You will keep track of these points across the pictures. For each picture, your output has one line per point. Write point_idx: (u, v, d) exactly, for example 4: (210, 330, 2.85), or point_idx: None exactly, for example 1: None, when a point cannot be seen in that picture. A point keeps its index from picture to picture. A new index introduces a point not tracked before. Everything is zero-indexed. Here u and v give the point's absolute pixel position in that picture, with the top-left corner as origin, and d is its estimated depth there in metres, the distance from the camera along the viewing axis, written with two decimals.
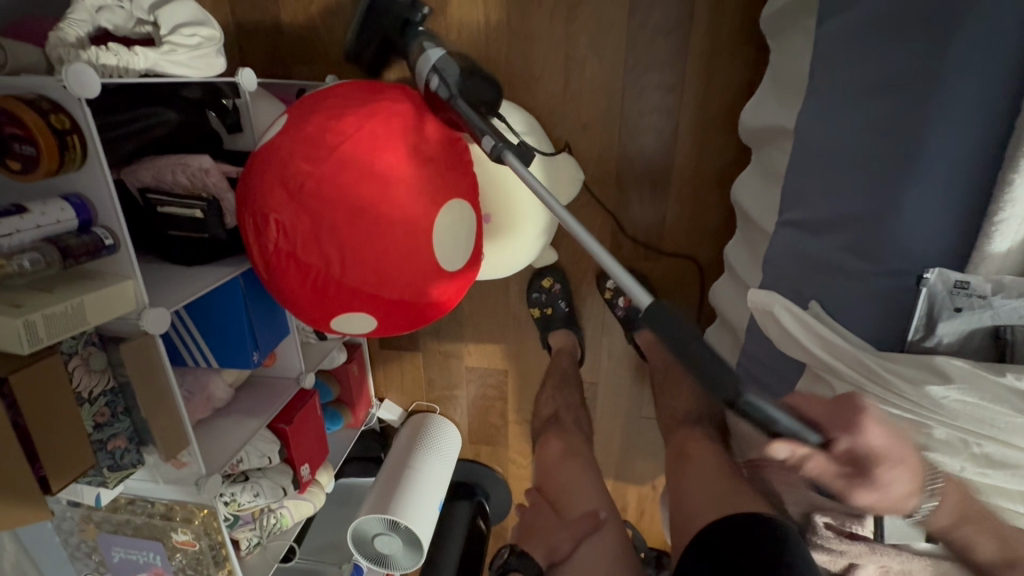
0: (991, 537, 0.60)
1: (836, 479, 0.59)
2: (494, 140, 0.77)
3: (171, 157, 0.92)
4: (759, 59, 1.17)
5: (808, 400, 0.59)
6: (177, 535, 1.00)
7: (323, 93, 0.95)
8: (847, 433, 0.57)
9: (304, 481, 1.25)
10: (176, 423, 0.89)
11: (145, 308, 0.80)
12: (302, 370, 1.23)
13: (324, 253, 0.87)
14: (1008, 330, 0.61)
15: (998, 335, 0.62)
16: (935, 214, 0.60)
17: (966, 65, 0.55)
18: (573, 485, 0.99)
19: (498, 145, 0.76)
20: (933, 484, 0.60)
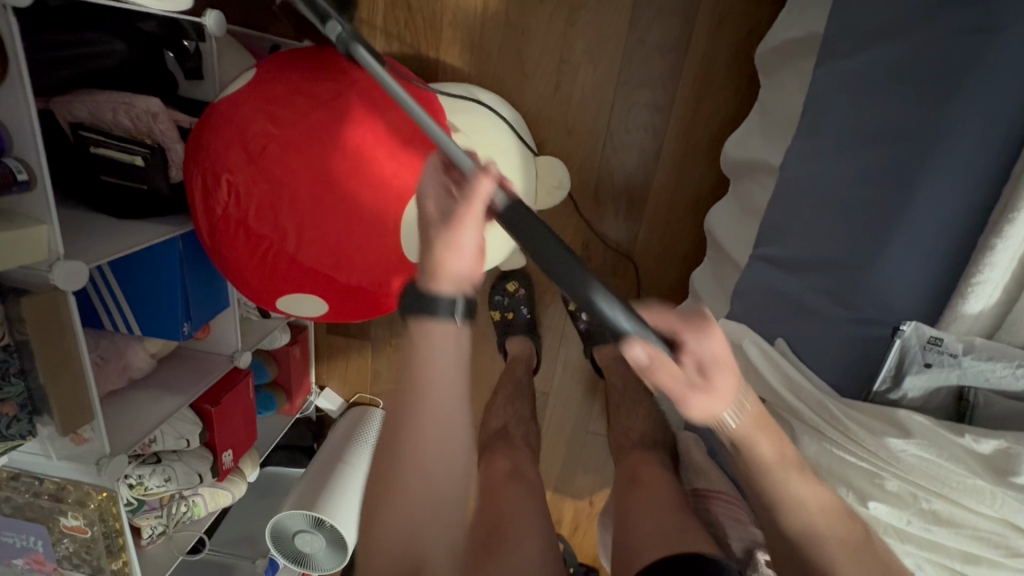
0: (773, 442, 0.61)
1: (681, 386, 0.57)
2: (340, 28, 0.72)
3: (114, 94, 0.82)
4: (748, 94, 1.18)
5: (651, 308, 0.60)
6: (66, 519, 0.87)
7: (301, 52, 0.86)
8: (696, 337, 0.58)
9: (225, 469, 1.14)
10: (80, 394, 0.78)
11: (58, 260, 0.70)
12: (238, 348, 1.12)
13: (278, 225, 0.79)
14: (971, 392, 0.60)
15: (960, 396, 0.62)
16: (913, 267, 0.60)
17: (965, 127, 0.56)
18: (518, 505, 0.85)
19: (344, 36, 0.72)
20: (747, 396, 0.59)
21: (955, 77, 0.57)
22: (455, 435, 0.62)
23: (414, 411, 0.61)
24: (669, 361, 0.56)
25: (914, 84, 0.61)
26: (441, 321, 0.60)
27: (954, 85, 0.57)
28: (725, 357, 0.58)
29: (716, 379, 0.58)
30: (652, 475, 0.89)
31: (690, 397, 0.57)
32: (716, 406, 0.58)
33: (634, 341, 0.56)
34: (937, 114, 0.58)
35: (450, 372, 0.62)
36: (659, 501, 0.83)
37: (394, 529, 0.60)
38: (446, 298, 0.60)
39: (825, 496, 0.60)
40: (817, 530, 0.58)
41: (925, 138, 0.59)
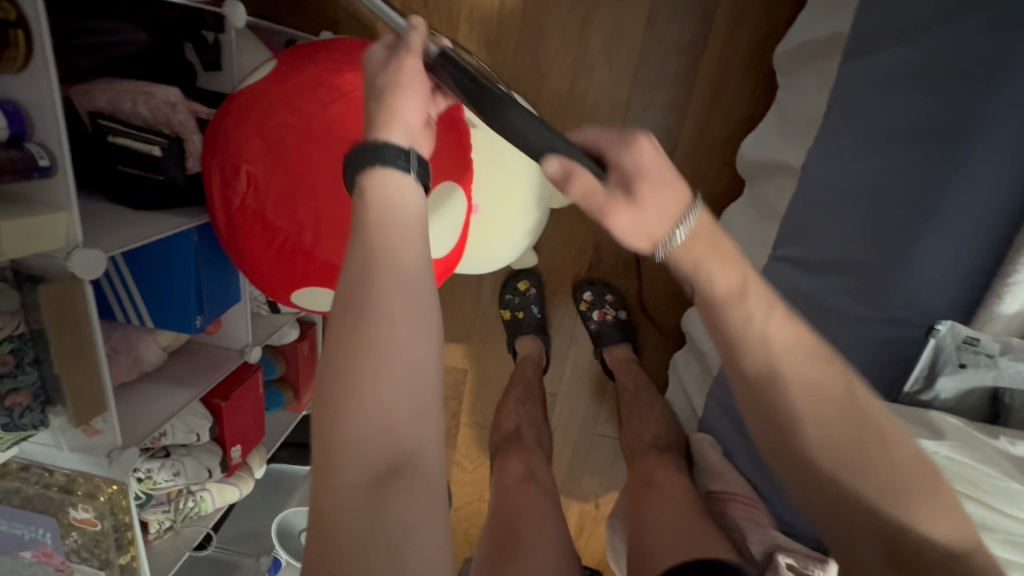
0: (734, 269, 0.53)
1: (605, 198, 0.54)
2: None
3: (132, 83, 0.82)
4: (765, 96, 1.18)
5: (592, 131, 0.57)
6: (76, 512, 0.86)
7: (320, 45, 0.86)
8: (624, 153, 0.55)
9: (233, 464, 1.13)
10: (95, 384, 0.77)
11: (76, 248, 0.69)
12: (247, 343, 1.10)
13: (296, 218, 0.79)
14: (1006, 395, 0.62)
15: (995, 397, 0.63)
16: (945, 267, 0.61)
17: (999, 125, 0.58)
18: (531, 508, 0.85)
19: None
20: (692, 213, 0.54)
21: (988, 77, 0.58)
22: (429, 301, 0.47)
23: (375, 270, 0.46)
24: (586, 175, 0.54)
25: (947, 87, 0.61)
26: (393, 171, 0.48)
27: (989, 84, 0.58)
28: (654, 169, 0.54)
29: (644, 188, 0.53)
30: (668, 478, 0.89)
31: (611, 214, 0.54)
32: (653, 224, 0.54)
33: (551, 155, 0.55)
34: (970, 112, 0.59)
35: (404, 219, 0.48)
36: (675, 507, 0.82)
37: (363, 425, 0.44)
38: (396, 145, 0.49)
39: (802, 341, 0.51)
40: (787, 378, 0.50)
41: (959, 141, 0.60)
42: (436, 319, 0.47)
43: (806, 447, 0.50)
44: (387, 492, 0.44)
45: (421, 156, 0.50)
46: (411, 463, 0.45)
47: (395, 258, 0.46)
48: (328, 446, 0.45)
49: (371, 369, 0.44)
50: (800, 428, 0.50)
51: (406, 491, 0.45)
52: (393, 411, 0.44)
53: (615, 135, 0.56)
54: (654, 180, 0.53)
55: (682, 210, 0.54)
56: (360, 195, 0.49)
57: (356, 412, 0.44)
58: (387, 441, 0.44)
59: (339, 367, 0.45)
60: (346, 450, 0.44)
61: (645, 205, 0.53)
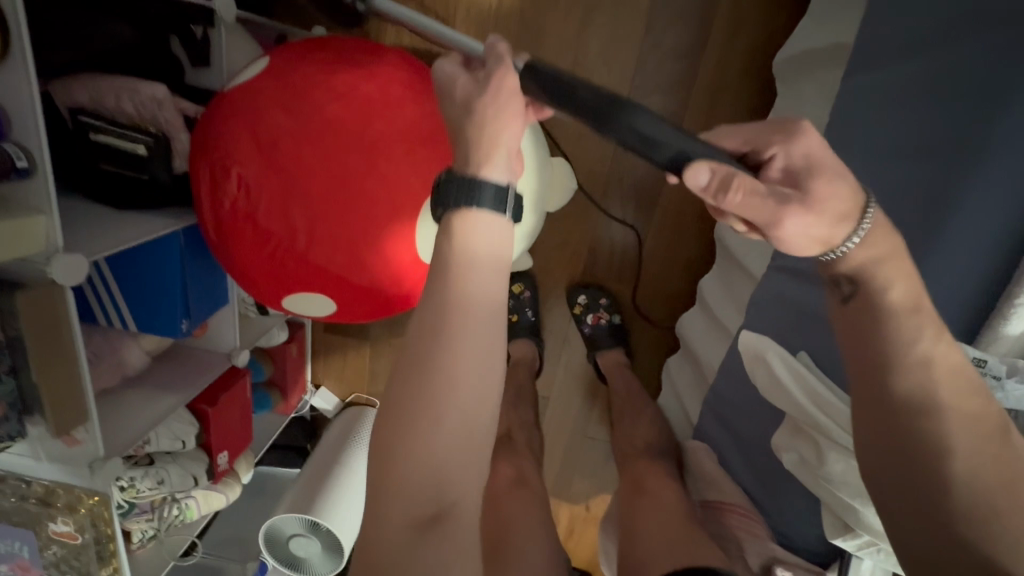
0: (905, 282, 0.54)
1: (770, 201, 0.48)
2: None
3: (116, 79, 0.78)
4: (762, 103, 1.17)
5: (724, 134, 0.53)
6: (55, 525, 0.84)
7: (317, 43, 0.83)
8: (785, 149, 0.52)
9: (220, 471, 1.10)
10: (75, 392, 0.74)
11: (56, 253, 0.66)
12: (236, 346, 1.08)
13: (290, 222, 0.76)
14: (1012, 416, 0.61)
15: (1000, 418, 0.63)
16: (950, 289, 0.62)
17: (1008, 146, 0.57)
18: (524, 515, 0.83)
19: None
20: (868, 217, 0.53)
21: (993, 99, 0.58)
22: (495, 353, 0.45)
23: (446, 317, 0.43)
24: (747, 179, 0.48)
25: (957, 107, 0.62)
26: (482, 204, 0.46)
27: (996, 107, 0.58)
28: (826, 165, 0.51)
29: (835, 179, 0.51)
30: (659, 484, 0.88)
31: (788, 217, 0.49)
32: (837, 228, 0.52)
33: (698, 160, 0.47)
34: (978, 133, 0.59)
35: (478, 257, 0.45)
36: (669, 511, 0.81)
37: (413, 468, 0.43)
38: (493, 184, 0.45)
39: (965, 372, 0.54)
40: (941, 399, 0.53)
41: (964, 161, 0.60)
42: (499, 372, 0.45)
43: (942, 469, 0.53)
44: (425, 537, 0.43)
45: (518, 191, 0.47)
46: (454, 510, 0.44)
47: (466, 308, 0.44)
48: (381, 479, 0.44)
49: (428, 412, 0.43)
50: (946, 452, 0.53)
51: (446, 536, 0.43)
52: (441, 459, 0.43)
53: (769, 132, 0.53)
54: (832, 176, 0.51)
55: (857, 216, 0.52)
56: (443, 231, 0.46)
57: (407, 452, 0.43)
58: (433, 487, 0.43)
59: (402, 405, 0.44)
60: (394, 489, 0.44)
61: (826, 209, 0.51)
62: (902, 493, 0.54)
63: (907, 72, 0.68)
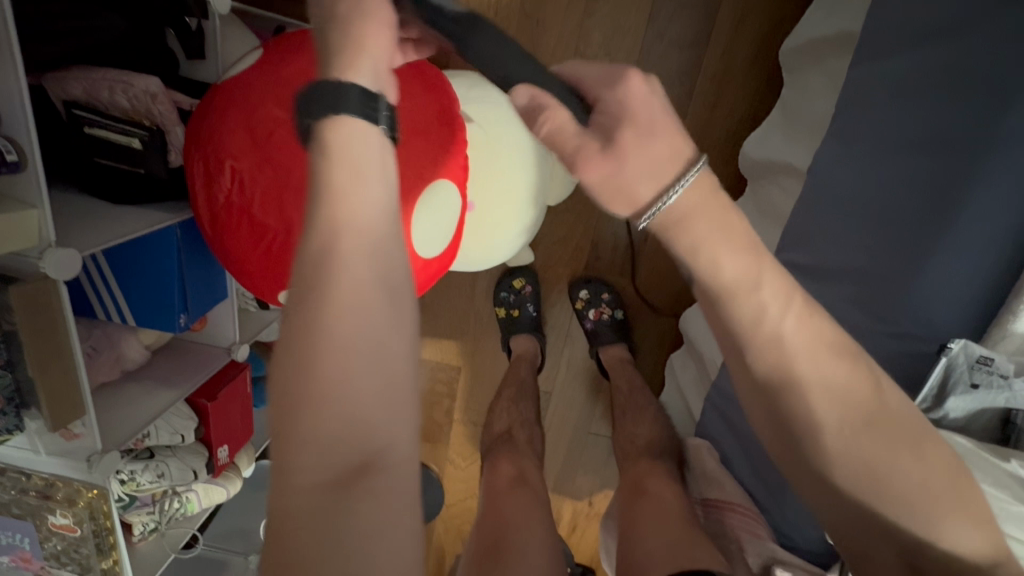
0: (744, 251, 0.44)
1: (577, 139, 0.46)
2: None
3: (110, 71, 0.76)
4: (769, 94, 1.14)
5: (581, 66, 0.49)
6: (54, 517, 0.84)
7: (309, 35, 0.82)
8: (613, 90, 0.47)
9: (220, 465, 1.10)
10: (72, 387, 0.74)
11: (48, 248, 0.66)
12: (236, 341, 1.08)
13: (284, 215, 0.75)
14: (1018, 414, 0.63)
15: (1007, 418, 0.64)
16: (957, 286, 0.63)
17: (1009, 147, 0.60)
18: (523, 513, 0.82)
19: None
20: (690, 173, 0.45)
21: (1000, 100, 0.60)
22: (399, 273, 0.42)
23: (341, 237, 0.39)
24: (559, 113, 0.46)
25: (961, 105, 0.63)
26: (354, 122, 0.42)
27: (994, 109, 0.60)
28: (643, 110, 0.46)
29: (656, 133, 0.45)
30: (659, 484, 0.87)
31: (586, 159, 0.46)
32: (641, 180, 0.45)
33: (519, 82, 0.47)
34: (983, 134, 0.61)
35: (368, 178, 0.42)
36: (669, 512, 0.80)
37: (322, 417, 0.37)
38: (361, 96, 0.42)
39: (819, 338, 0.45)
40: (785, 340, 0.45)
41: (970, 159, 0.62)
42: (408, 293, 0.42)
43: (822, 452, 0.45)
44: (348, 494, 0.37)
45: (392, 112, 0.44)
46: (380, 459, 0.38)
47: (362, 225, 0.40)
48: (287, 436, 0.38)
49: (336, 352, 0.38)
50: (817, 431, 0.45)
51: (372, 490, 0.37)
52: (361, 398, 0.38)
53: (610, 73, 0.48)
54: (642, 124, 0.45)
55: (686, 164, 0.45)
56: (319, 160, 0.42)
57: (315, 400, 0.37)
58: (355, 432, 0.38)
59: (299, 351, 0.38)
60: (306, 445, 0.37)
61: (626, 155, 0.45)
62: (833, 496, 0.47)
63: (916, 65, 0.66)
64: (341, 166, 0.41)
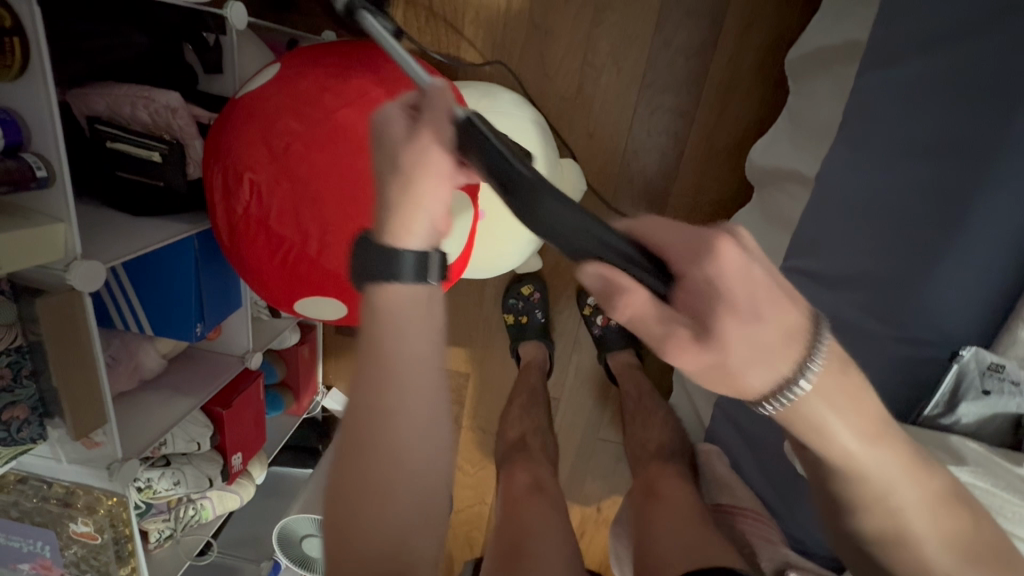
0: (861, 412, 0.43)
1: (671, 323, 0.40)
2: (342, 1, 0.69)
3: (131, 88, 0.79)
4: (774, 101, 1.16)
5: (660, 224, 0.42)
6: (75, 525, 0.85)
7: (325, 49, 0.84)
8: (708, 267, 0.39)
9: (234, 472, 1.11)
10: (94, 395, 0.75)
11: (74, 260, 0.67)
12: (249, 350, 1.09)
13: (301, 227, 0.77)
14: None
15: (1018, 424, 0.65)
16: (959, 290, 0.65)
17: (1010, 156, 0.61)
18: (539, 520, 0.83)
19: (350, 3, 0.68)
20: (814, 363, 0.40)
21: (1000, 109, 0.62)
22: (440, 420, 0.49)
23: (393, 390, 0.47)
24: (638, 292, 0.40)
25: (964, 113, 0.64)
26: (408, 284, 0.48)
27: (996, 118, 0.62)
28: (758, 290, 0.38)
29: (762, 315, 0.38)
30: (671, 487, 0.88)
31: (676, 351, 0.39)
32: (750, 368, 0.40)
33: (588, 257, 0.42)
34: (986, 143, 0.63)
35: (421, 342, 0.48)
36: (683, 517, 0.81)
37: (368, 543, 0.47)
38: (415, 257, 0.47)
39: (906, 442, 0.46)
40: (855, 453, 0.44)
41: (974, 166, 0.63)
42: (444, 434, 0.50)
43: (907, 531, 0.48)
44: None
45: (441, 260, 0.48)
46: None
47: (413, 383, 0.47)
48: (337, 557, 0.48)
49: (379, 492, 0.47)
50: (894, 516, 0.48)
51: None
52: (396, 527, 0.48)
53: (701, 242, 0.40)
54: (754, 317, 0.38)
55: (801, 343, 0.40)
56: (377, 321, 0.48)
57: (362, 531, 0.47)
58: (391, 548, 0.47)
59: (354, 489, 0.47)
60: (352, 558, 0.47)
61: (729, 350, 0.39)
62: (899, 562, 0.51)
63: (923, 74, 0.68)
64: (398, 332, 0.48)
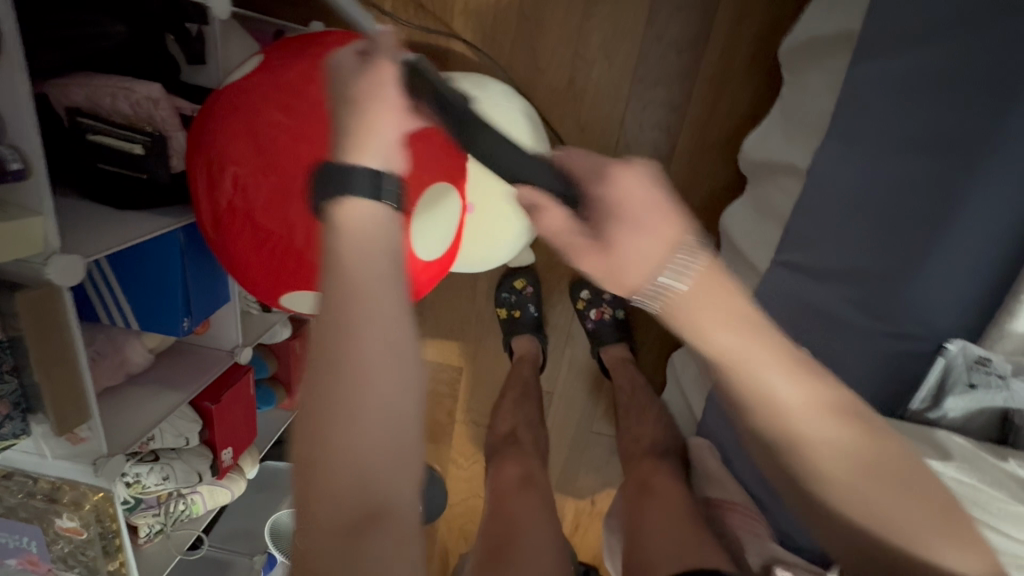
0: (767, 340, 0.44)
1: (572, 235, 0.50)
2: None
3: (112, 79, 0.77)
4: (768, 93, 1.15)
5: (575, 155, 0.53)
6: (61, 520, 0.85)
7: (309, 39, 0.82)
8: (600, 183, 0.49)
9: (224, 467, 1.11)
10: (76, 391, 0.74)
11: (54, 254, 0.66)
12: (238, 344, 1.09)
13: (286, 220, 0.76)
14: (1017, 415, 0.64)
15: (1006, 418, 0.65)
16: (951, 286, 0.64)
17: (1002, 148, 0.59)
18: (528, 514, 0.82)
19: None
20: (691, 261, 0.44)
21: (994, 99, 0.59)
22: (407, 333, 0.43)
23: (348, 290, 0.41)
24: (556, 210, 0.51)
25: (955, 104, 0.62)
26: (363, 196, 0.44)
27: (992, 108, 0.59)
28: (637, 201, 0.47)
29: (645, 223, 0.46)
30: (664, 483, 0.88)
31: (581, 256, 0.50)
32: (629, 266, 0.47)
33: (521, 183, 0.52)
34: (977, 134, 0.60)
35: (378, 247, 0.43)
36: (672, 512, 0.80)
37: (335, 471, 0.40)
38: (368, 170, 0.44)
39: (851, 416, 0.45)
40: (798, 408, 0.45)
41: (965, 158, 0.61)
42: (414, 360, 0.43)
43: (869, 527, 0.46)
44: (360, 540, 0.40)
45: (396, 180, 0.45)
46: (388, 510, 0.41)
47: (367, 282, 0.42)
48: (307, 492, 0.41)
49: (345, 411, 0.40)
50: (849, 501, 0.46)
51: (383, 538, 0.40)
52: (368, 450, 0.40)
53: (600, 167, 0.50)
54: (633, 223, 0.46)
55: (688, 251, 0.45)
56: (332, 233, 0.44)
57: (328, 456, 0.40)
58: (365, 473, 0.40)
59: (314, 410, 0.41)
60: (323, 487, 0.40)
61: (619, 253, 0.47)
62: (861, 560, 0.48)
63: (918, 63, 0.66)
64: (352, 240, 0.43)
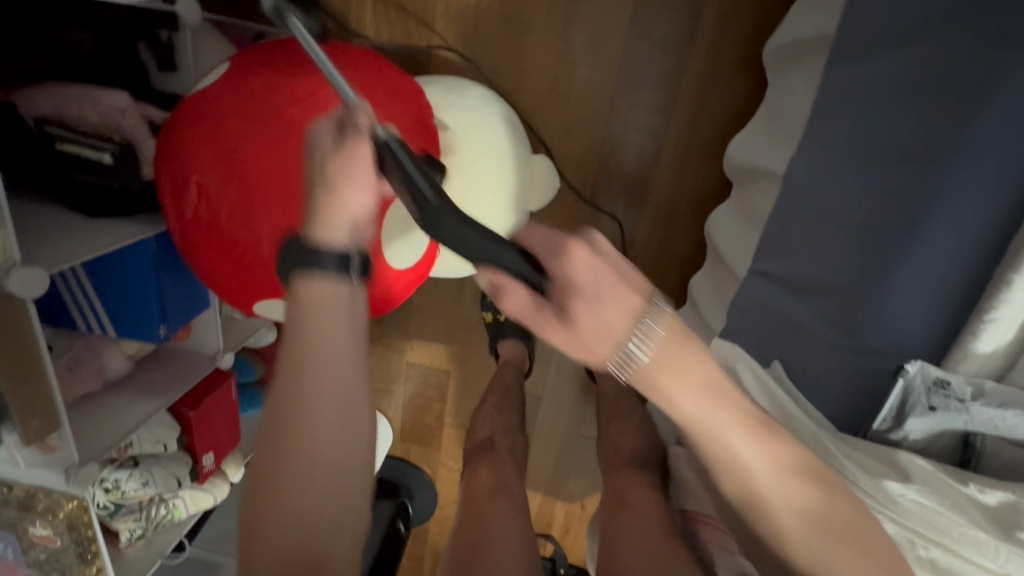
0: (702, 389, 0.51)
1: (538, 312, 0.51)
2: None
3: (78, 88, 0.78)
4: (754, 95, 1.12)
5: (534, 228, 0.53)
6: (34, 528, 0.86)
7: (277, 46, 0.81)
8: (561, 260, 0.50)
9: (205, 472, 1.11)
10: (44, 400, 0.75)
11: (13, 266, 0.67)
12: (219, 350, 1.09)
13: (251, 229, 0.75)
14: (978, 439, 0.64)
15: (966, 442, 0.65)
16: (922, 301, 0.62)
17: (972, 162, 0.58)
18: (499, 523, 0.82)
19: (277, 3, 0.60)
20: (648, 329, 0.48)
21: (962, 113, 0.58)
22: (359, 406, 0.56)
23: (313, 373, 0.54)
24: (520, 288, 0.52)
25: (928, 114, 0.61)
26: (331, 283, 0.54)
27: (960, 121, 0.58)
28: (595, 276, 0.49)
29: (602, 296, 0.48)
30: (642, 496, 0.86)
31: (546, 330, 0.51)
32: (596, 343, 0.49)
33: (482, 266, 0.54)
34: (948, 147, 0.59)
35: (340, 334, 0.55)
36: (644, 525, 0.79)
37: (286, 517, 0.53)
38: (337, 254, 0.54)
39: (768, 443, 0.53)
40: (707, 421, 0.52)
41: (936, 171, 0.60)
42: (361, 422, 0.56)
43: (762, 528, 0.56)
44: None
45: (361, 260, 0.55)
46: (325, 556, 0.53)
47: (335, 371, 0.54)
48: (256, 533, 0.53)
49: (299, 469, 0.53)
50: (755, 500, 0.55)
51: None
52: (315, 503, 0.53)
53: (562, 241, 0.50)
54: (591, 298, 0.49)
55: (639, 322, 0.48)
56: (301, 315, 0.55)
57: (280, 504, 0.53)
58: (309, 523, 0.53)
59: (274, 465, 0.53)
60: (274, 528, 0.52)
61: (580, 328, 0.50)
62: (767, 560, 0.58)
63: (894, 70, 0.64)
64: (319, 326, 0.54)
